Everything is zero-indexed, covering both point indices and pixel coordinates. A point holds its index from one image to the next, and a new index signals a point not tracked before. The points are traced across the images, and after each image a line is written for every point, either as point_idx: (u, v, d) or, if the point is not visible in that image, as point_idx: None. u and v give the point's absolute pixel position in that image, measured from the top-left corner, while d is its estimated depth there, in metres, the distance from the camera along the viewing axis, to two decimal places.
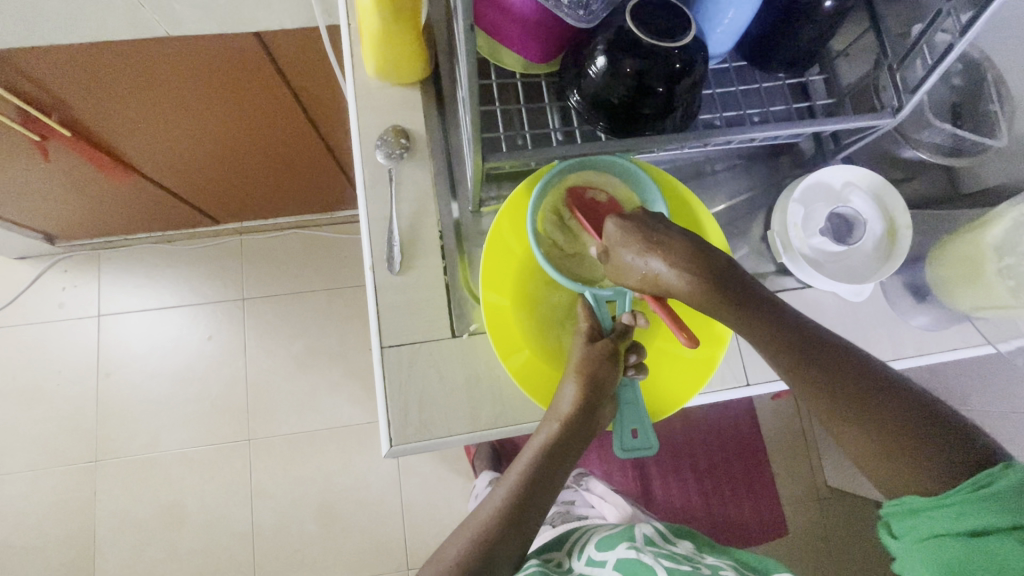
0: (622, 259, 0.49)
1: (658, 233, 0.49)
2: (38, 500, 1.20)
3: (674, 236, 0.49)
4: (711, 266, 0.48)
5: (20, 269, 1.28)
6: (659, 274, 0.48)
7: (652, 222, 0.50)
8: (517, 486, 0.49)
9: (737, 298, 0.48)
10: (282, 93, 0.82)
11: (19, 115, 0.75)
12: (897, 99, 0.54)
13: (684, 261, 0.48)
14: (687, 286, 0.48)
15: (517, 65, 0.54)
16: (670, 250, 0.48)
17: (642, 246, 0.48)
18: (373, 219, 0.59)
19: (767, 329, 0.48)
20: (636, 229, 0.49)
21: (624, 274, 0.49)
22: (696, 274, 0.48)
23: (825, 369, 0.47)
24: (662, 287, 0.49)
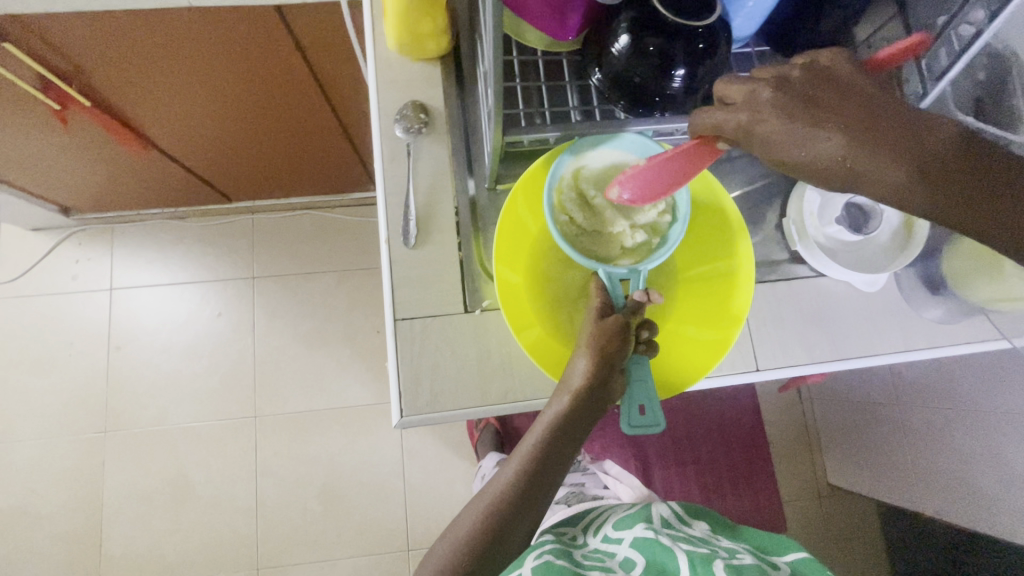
0: (779, 143, 0.43)
1: (815, 107, 0.43)
2: (48, 467, 1.23)
3: (844, 93, 0.43)
4: (887, 120, 0.42)
5: (34, 241, 1.30)
6: (839, 137, 0.42)
7: (814, 82, 0.44)
8: (527, 460, 0.50)
9: (939, 138, 0.42)
10: (300, 69, 0.82)
11: (40, 82, 0.76)
12: (920, 87, 0.54)
13: (867, 118, 0.42)
14: (887, 145, 0.42)
15: (540, 44, 0.54)
16: (844, 109, 0.42)
17: (813, 109, 0.43)
18: (390, 193, 0.59)
19: (956, 155, 0.42)
20: (793, 94, 0.43)
21: (801, 150, 0.43)
22: (887, 128, 0.42)
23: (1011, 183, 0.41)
24: (847, 159, 0.42)
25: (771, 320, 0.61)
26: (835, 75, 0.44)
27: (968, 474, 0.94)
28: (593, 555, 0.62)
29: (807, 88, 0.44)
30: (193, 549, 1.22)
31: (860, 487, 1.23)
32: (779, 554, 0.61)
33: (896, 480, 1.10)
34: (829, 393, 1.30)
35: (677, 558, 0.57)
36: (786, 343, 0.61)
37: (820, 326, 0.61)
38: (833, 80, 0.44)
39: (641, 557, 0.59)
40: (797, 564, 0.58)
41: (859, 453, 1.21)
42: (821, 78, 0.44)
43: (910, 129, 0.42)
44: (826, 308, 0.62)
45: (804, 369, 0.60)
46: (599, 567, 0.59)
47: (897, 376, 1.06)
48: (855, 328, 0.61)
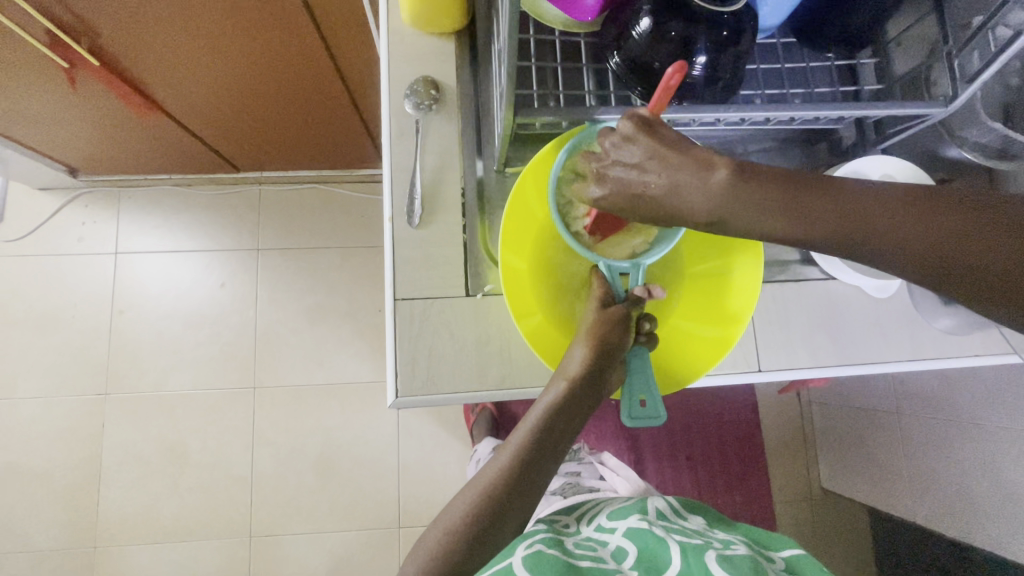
0: (618, 194, 0.46)
1: (627, 159, 0.45)
2: (48, 425, 1.24)
3: (643, 155, 0.44)
4: (687, 157, 0.44)
5: (42, 200, 1.30)
6: (657, 191, 0.45)
7: (620, 149, 0.45)
8: (522, 447, 0.49)
9: (731, 174, 0.43)
10: (311, 38, 0.80)
11: (49, 39, 0.75)
12: (952, 88, 0.51)
13: (666, 169, 0.44)
14: (690, 190, 0.44)
15: (558, 23, 0.52)
16: (642, 168, 0.45)
17: (626, 173, 0.45)
18: (396, 170, 0.58)
19: (753, 188, 0.42)
20: (610, 170, 0.46)
21: (632, 209, 0.46)
22: (679, 175, 0.44)
23: (822, 200, 0.42)
24: (671, 205, 0.45)
25: (777, 321, 0.60)
26: (635, 135, 0.44)
27: (963, 487, 0.94)
28: (585, 542, 0.62)
29: (621, 157, 0.46)
30: (188, 513, 1.23)
31: (854, 492, 1.22)
32: (774, 549, 0.61)
33: (894, 487, 1.10)
34: (829, 398, 1.29)
35: (670, 548, 0.57)
36: (790, 344, 0.60)
37: (826, 330, 0.60)
38: (636, 139, 0.44)
39: (634, 546, 0.58)
40: (792, 560, 0.58)
41: (856, 458, 1.20)
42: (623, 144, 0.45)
43: (703, 172, 0.43)
44: (835, 311, 0.61)
45: (806, 372, 0.59)
46: (590, 557, 0.58)
47: (899, 384, 1.05)
48: (862, 334, 0.60)
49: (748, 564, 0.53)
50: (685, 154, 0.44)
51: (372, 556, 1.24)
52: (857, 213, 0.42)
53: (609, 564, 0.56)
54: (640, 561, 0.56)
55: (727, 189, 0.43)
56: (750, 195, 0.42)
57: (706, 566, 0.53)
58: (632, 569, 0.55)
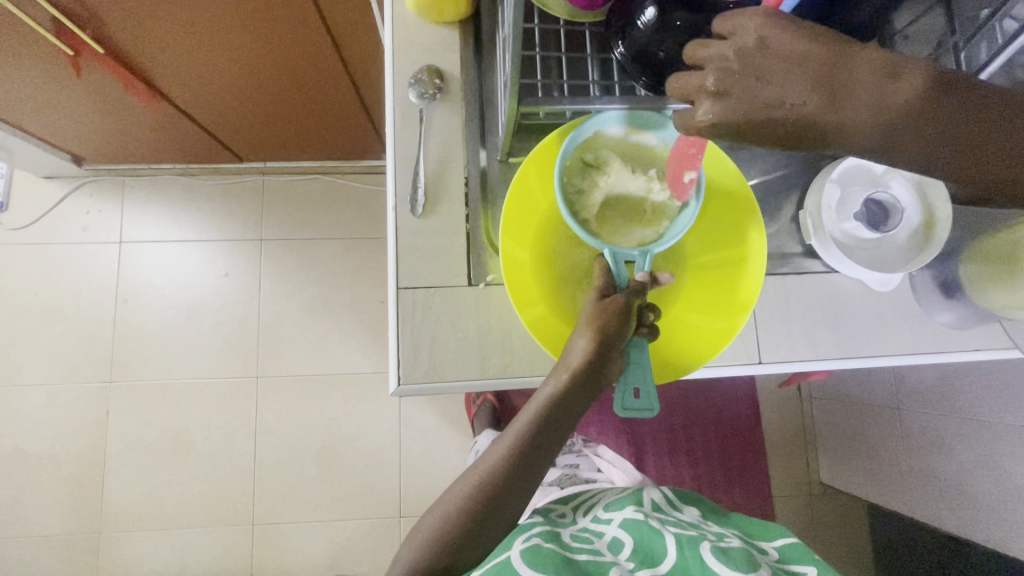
0: (756, 107, 0.37)
1: (765, 67, 0.36)
2: (54, 413, 1.25)
3: (789, 57, 0.36)
4: (850, 60, 0.36)
5: (47, 189, 1.30)
6: (807, 106, 0.36)
7: (756, 52, 0.37)
8: (520, 436, 0.50)
9: (918, 89, 0.36)
10: (316, 28, 0.80)
11: (54, 26, 0.75)
12: (957, 79, 0.54)
13: (824, 78, 0.36)
14: (855, 103, 0.36)
15: (562, 11, 0.51)
16: (791, 76, 0.36)
17: (761, 85, 0.36)
18: (400, 159, 0.58)
19: (935, 109, 0.36)
20: (738, 82, 0.37)
21: (770, 131, 0.37)
22: (842, 87, 0.36)
23: (994, 130, 0.37)
24: (823, 124, 0.36)
25: (778, 315, 0.60)
26: (779, 36, 0.36)
27: (962, 483, 0.94)
28: (581, 534, 0.62)
29: (754, 66, 0.37)
30: (192, 501, 1.24)
31: (852, 488, 1.23)
32: (767, 539, 0.63)
33: (893, 485, 1.10)
34: (830, 394, 1.29)
35: (665, 540, 0.58)
36: (790, 338, 0.60)
37: (828, 323, 0.60)
38: (774, 43, 0.36)
39: (629, 537, 0.59)
40: (784, 549, 0.60)
41: (856, 454, 1.20)
42: (758, 48, 0.37)
43: (881, 83, 0.36)
44: (837, 304, 0.61)
45: (806, 365, 0.60)
46: (587, 549, 0.58)
47: (901, 380, 1.06)
48: (863, 328, 0.61)
49: (742, 558, 0.54)
50: (850, 57, 0.36)
51: (373, 546, 1.25)
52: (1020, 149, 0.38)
53: (606, 556, 0.57)
54: (636, 553, 0.57)
55: (907, 107, 0.36)
56: (922, 113, 0.36)
57: (702, 560, 0.54)
58: (628, 561, 0.56)
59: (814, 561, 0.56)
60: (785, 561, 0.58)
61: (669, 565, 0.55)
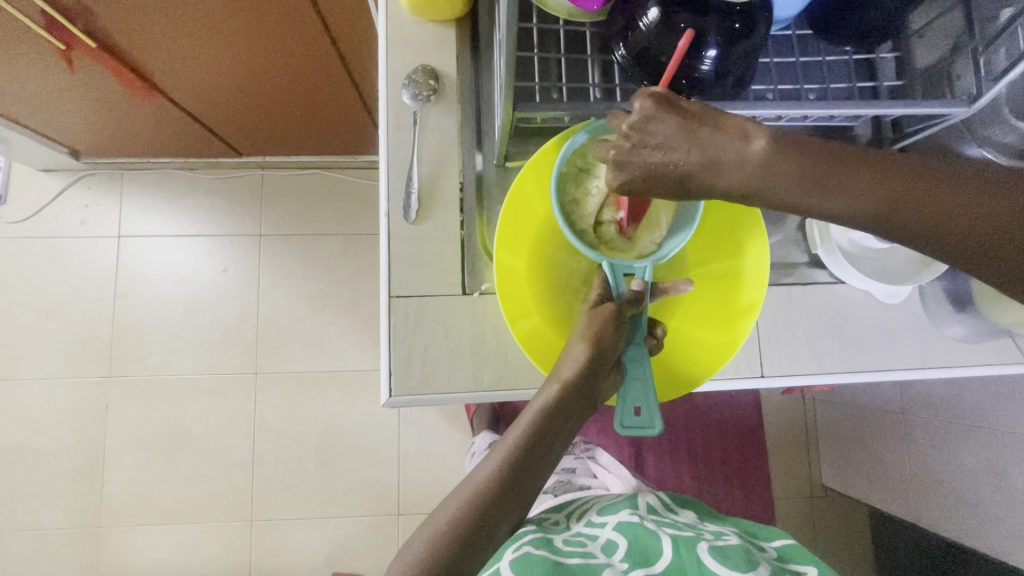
0: (651, 172, 0.42)
1: (651, 137, 0.41)
2: (53, 406, 1.25)
3: (666, 133, 0.41)
4: (713, 130, 0.41)
5: (45, 182, 1.29)
6: (687, 168, 0.41)
7: (641, 130, 0.41)
8: (515, 449, 0.48)
9: (775, 145, 0.41)
10: (312, 22, 0.78)
11: (45, 20, 0.73)
12: (976, 86, 0.49)
13: (696, 145, 0.41)
14: (722, 165, 0.41)
15: (563, 12, 0.49)
16: (669, 145, 0.41)
17: (649, 153, 0.42)
18: (393, 162, 0.56)
19: (797, 161, 0.41)
20: (632, 151, 0.42)
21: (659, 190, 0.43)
22: (710, 152, 0.41)
23: (854, 170, 0.41)
24: (703, 183, 0.42)
25: (782, 324, 0.59)
26: (654, 116, 0.41)
27: (967, 492, 0.93)
28: (574, 537, 0.61)
29: (641, 136, 0.42)
30: (191, 496, 1.25)
31: (855, 491, 1.22)
32: (766, 540, 0.61)
33: (896, 490, 1.09)
34: (835, 397, 1.27)
35: (662, 541, 0.56)
36: (793, 348, 0.58)
37: (832, 334, 0.59)
38: (658, 118, 0.41)
39: (624, 538, 0.58)
40: (785, 549, 0.59)
41: (859, 457, 1.19)
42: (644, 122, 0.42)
43: (741, 144, 0.41)
44: (843, 316, 0.59)
45: (810, 378, 0.58)
46: (580, 552, 0.57)
47: (907, 385, 1.04)
48: (870, 339, 0.59)
49: (740, 557, 0.53)
50: (715, 126, 0.41)
51: (371, 542, 1.25)
52: (887, 181, 0.41)
53: (599, 557, 0.56)
54: (630, 552, 0.56)
55: (766, 163, 0.41)
56: (784, 169, 0.41)
57: (699, 561, 0.53)
58: (622, 561, 0.55)
59: (815, 561, 0.55)
60: (785, 560, 0.57)
61: (665, 563, 0.54)
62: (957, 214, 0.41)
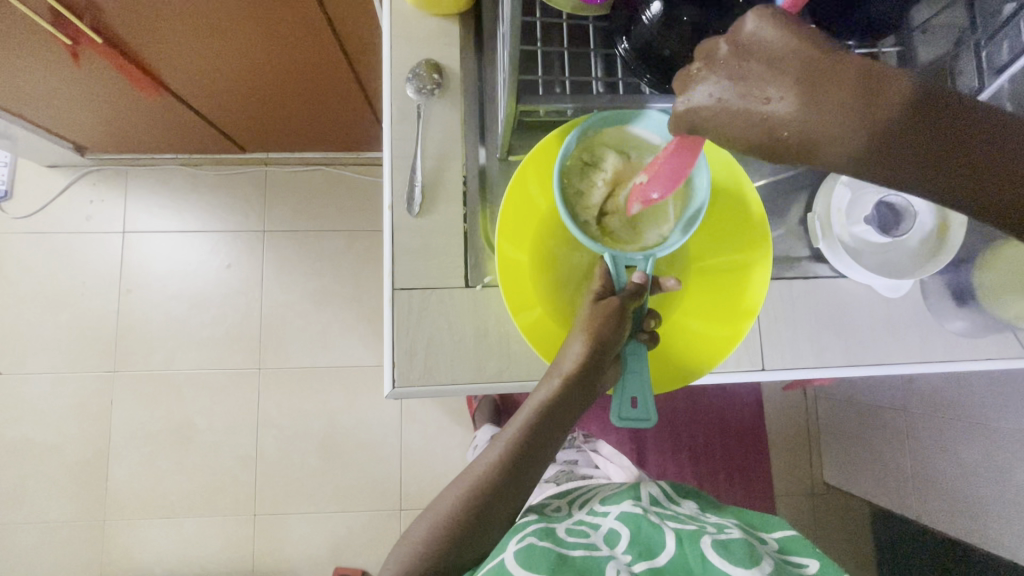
0: (739, 108, 0.36)
1: (752, 65, 0.35)
2: (59, 401, 1.26)
3: (776, 56, 0.34)
4: (836, 68, 0.33)
5: (50, 178, 1.30)
6: (786, 110, 0.34)
7: (748, 53, 0.35)
8: (516, 440, 0.49)
9: (908, 98, 0.33)
10: (316, 17, 0.78)
11: (52, 16, 0.74)
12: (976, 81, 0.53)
13: (806, 83, 0.34)
14: (836, 113, 0.33)
15: (567, 6, 0.49)
16: (773, 78, 0.34)
17: (745, 84, 0.35)
18: (397, 155, 0.57)
19: (928, 121, 0.33)
20: (724, 75, 0.36)
21: (746, 133, 0.36)
22: (824, 94, 0.33)
23: (1001, 143, 0.34)
24: (801, 130, 0.34)
25: (783, 318, 0.59)
26: (770, 38, 0.34)
27: (968, 490, 0.93)
28: (576, 527, 0.61)
29: (741, 63, 0.35)
30: (195, 490, 1.25)
31: (857, 489, 1.22)
32: (766, 530, 0.62)
33: (897, 487, 1.09)
34: (836, 394, 1.27)
35: (664, 534, 0.57)
36: (795, 341, 0.59)
37: (834, 328, 0.59)
38: (764, 44, 0.35)
39: (626, 529, 0.58)
40: (785, 540, 0.59)
41: (861, 455, 1.19)
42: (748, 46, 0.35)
43: (866, 91, 0.33)
44: (844, 310, 0.59)
45: (811, 372, 0.58)
46: (583, 543, 0.57)
47: (909, 383, 1.04)
48: (871, 333, 0.59)
49: (743, 550, 0.53)
50: (839, 64, 0.34)
51: (373, 537, 1.26)
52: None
53: (602, 550, 0.56)
54: (633, 544, 0.56)
55: (892, 116, 0.33)
56: (909, 127, 0.33)
57: (702, 555, 0.53)
58: (625, 554, 0.55)
59: (816, 554, 0.55)
60: (785, 552, 0.57)
61: (668, 558, 0.54)
62: None
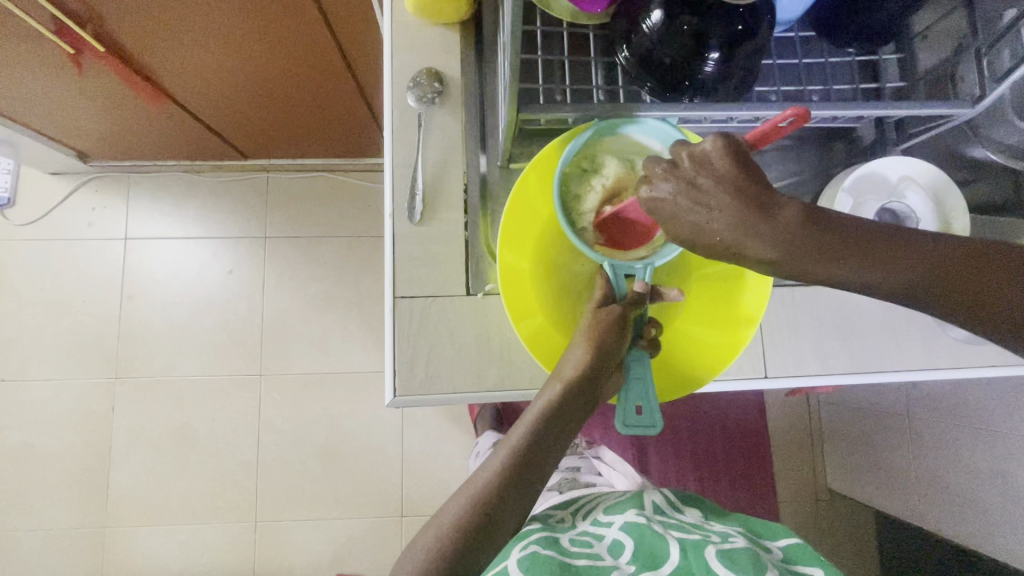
0: (680, 216, 0.42)
1: (692, 181, 0.41)
2: (60, 407, 1.26)
3: (708, 176, 0.41)
4: (751, 188, 0.41)
5: (53, 184, 1.30)
6: (716, 222, 0.41)
7: (701, 166, 0.42)
8: (518, 446, 0.49)
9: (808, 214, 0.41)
10: (317, 25, 0.78)
11: (54, 24, 0.74)
12: (980, 87, 0.50)
13: (732, 200, 0.41)
14: (755, 225, 0.41)
15: (565, 14, 0.49)
16: (707, 196, 0.41)
17: (687, 196, 0.41)
18: (399, 164, 0.57)
19: (824, 230, 0.41)
20: (672, 187, 0.42)
21: (685, 239, 0.42)
22: (745, 211, 0.41)
23: (884, 246, 0.41)
24: (730, 238, 0.41)
25: (786, 324, 0.59)
26: (704, 160, 0.41)
27: (973, 495, 0.92)
28: (580, 537, 0.60)
29: (683, 180, 0.42)
30: (196, 497, 1.25)
31: (860, 495, 1.21)
32: (771, 539, 0.62)
33: (902, 493, 1.08)
34: (839, 399, 1.26)
35: (669, 543, 0.56)
36: (798, 348, 0.58)
37: (837, 336, 0.59)
38: (701, 163, 0.42)
39: (630, 539, 0.58)
40: (790, 550, 0.59)
41: (865, 460, 1.18)
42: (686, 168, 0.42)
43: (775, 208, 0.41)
44: (846, 317, 0.59)
45: (814, 378, 0.58)
46: (586, 554, 0.57)
47: (911, 387, 1.03)
48: (875, 340, 0.59)
49: (749, 561, 0.52)
50: (753, 186, 0.41)
51: (375, 544, 1.25)
52: (908, 268, 0.41)
53: (606, 560, 0.56)
54: (637, 556, 0.56)
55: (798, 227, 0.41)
56: (812, 237, 0.41)
57: (708, 565, 0.53)
58: (628, 566, 0.55)
59: (822, 563, 0.55)
60: (791, 562, 0.57)
61: (673, 567, 0.54)
62: (981, 291, 0.41)
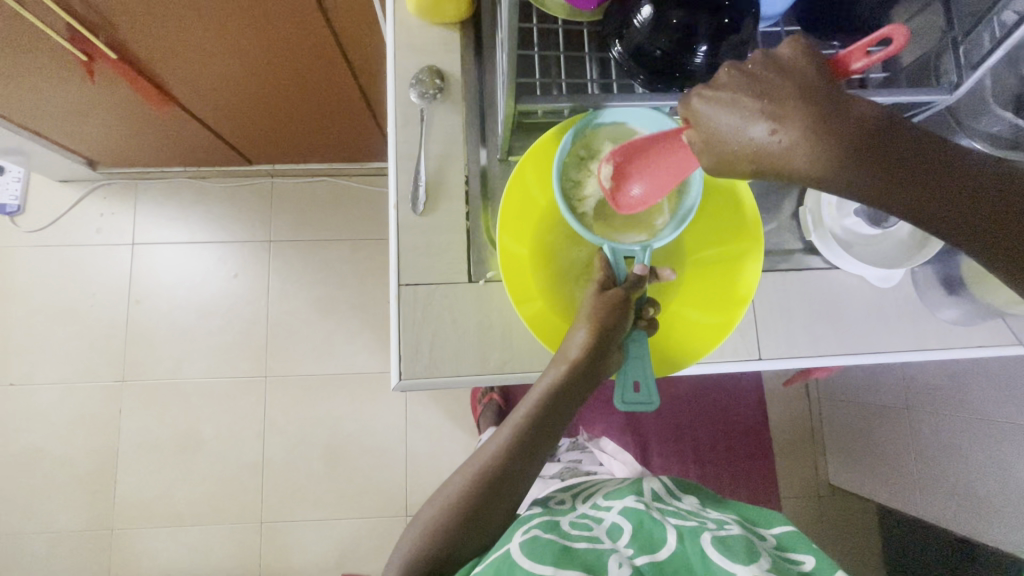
0: (731, 120, 0.39)
1: (764, 83, 0.39)
2: (67, 411, 1.28)
3: (783, 76, 0.38)
4: (829, 90, 0.38)
5: (62, 192, 1.33)
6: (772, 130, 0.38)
7: (771, 67, 0.39)
8: (523, 422, 0.52)
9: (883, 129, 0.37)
10: (321, 31, 0.81)
11: (68, 33, 0.76)
12: (957, 75, 0.51)
13: (801, 101, 0.37)
14: (819, 131, 0.37)
15: (561, 13, 0.52)
16: (774, 93, 0.38)
17: (750, 96, 0.39)
18: (402, 158, 0.59)
19: (895, 148, 0.37)
20: (737, 85, 0.39)
21: (730, 142, 0.39)
22: (816, 110, 0.37)
23: (956, 178, 0.37)
24: (779, 147, 0.38)
25: (778, 308, 0.60)
26: (783, 60, 0.39)
27: (972, 485, 0.93)
28: (579, 520, 0.61)
29: (753, 78, 0.39)
30: (201, 498, 1.26)
31: (862, 490, 1.22)
32: (765, 526, 0.63)
33: (902, 486, 1.09)
34: (838, 394, 1.27)
35: (666, 529, 0.57)
36: (791, 332, 0.60)
37: (829, 320, 0.60)
38: (776, 66, 0.39)
39: (629, 523, 0.59)
40: (784, 537, 0.60)
41: (865, 455, 1.19)
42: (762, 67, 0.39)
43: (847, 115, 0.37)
44: (838, 301, 0.61)
45: (807, 361, 0.59)
46: (586, 536, 0.57)
47: (909, 380, 1.04)
48: (865, 325, 0.60)
49: (743, 548, 0.54)
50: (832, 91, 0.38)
51: (379, 544, 1.26)
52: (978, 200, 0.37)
53: (604, 542, 0.56)
54: (634, 538, 0.57)
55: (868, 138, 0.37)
56: (876, 154, 0.37)
57: (704, 552, 0.54)
58: (627, 549, 0.55)
59: (814, 551, 0.56)
60: (784, 548, 0.58)
61: (670, 552, 0.54)
62: None
